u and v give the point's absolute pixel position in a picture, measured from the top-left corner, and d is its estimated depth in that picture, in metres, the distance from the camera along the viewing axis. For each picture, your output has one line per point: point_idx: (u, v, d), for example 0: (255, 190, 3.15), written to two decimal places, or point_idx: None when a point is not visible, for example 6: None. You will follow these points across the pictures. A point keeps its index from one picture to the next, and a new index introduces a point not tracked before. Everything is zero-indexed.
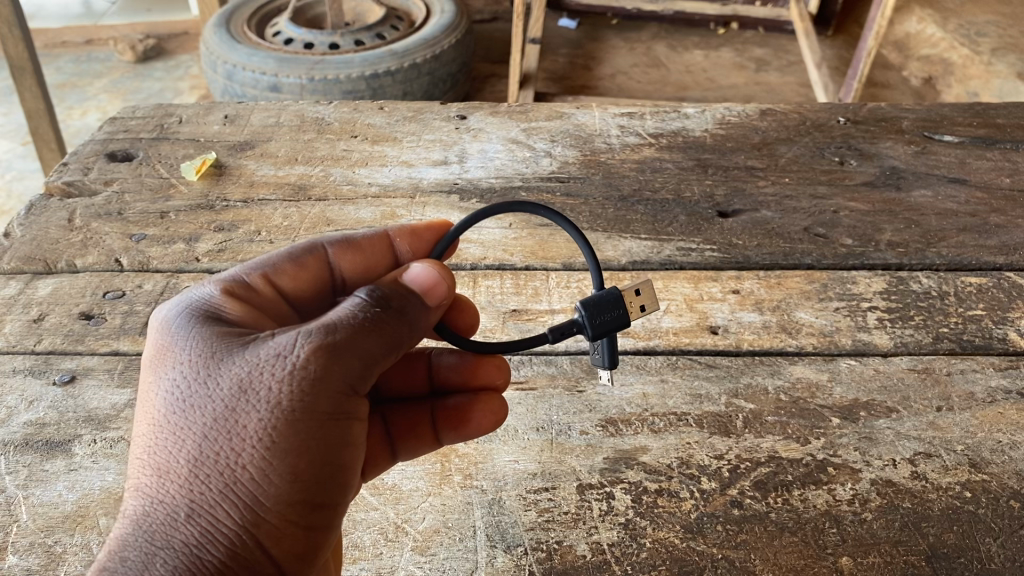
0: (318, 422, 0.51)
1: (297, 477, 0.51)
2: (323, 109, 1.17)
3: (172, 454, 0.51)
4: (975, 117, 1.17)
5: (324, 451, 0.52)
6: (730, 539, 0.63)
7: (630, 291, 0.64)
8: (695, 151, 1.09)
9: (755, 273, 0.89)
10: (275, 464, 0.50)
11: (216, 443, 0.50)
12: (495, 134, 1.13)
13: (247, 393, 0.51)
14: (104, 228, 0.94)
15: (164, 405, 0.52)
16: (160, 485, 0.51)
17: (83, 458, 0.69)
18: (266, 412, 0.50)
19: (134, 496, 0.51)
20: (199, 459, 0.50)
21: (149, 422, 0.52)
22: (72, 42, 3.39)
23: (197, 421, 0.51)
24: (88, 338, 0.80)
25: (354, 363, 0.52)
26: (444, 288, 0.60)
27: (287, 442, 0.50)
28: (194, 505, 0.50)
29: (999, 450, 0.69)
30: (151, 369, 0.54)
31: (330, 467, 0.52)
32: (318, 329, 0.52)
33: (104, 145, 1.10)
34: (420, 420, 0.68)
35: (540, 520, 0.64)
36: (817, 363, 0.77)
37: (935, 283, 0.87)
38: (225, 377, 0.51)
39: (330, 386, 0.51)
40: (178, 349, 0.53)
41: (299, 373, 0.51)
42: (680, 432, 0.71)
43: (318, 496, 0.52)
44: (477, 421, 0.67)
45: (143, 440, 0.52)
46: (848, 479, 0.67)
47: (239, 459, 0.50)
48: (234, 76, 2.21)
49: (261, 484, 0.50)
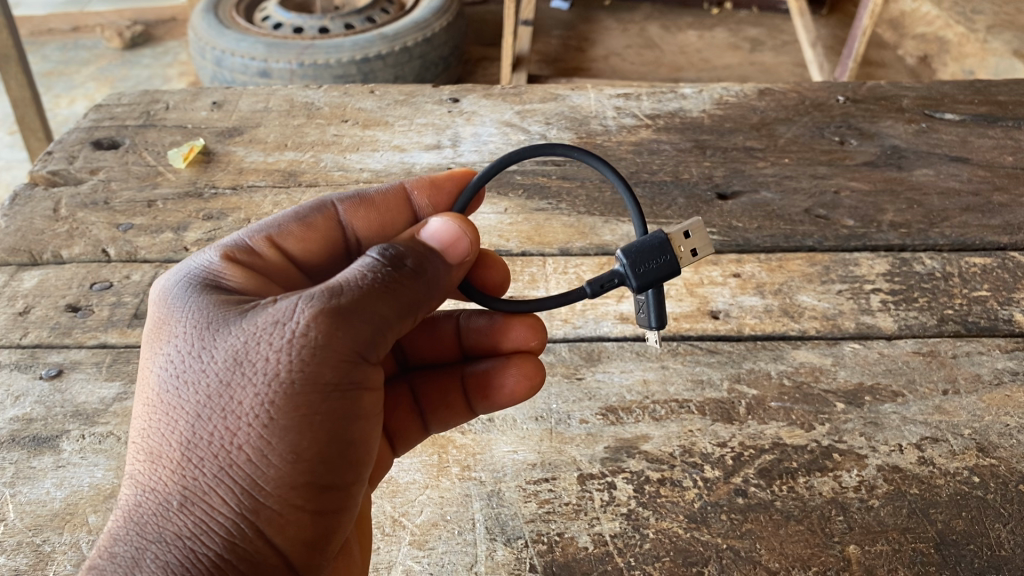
0: (322, 394, 0.50)
1: (298, 457, 0.49)
2: (313, 93, 1.15)
3: (165, 438, 0.50)
4: (976, 95, 1.15)
5: (329, 427, 0.50)
6: (735, 529, 0.61)
7: (681, 235, 0.61)
8: (693, 133, 1.07)
9: (756, 256, 0.87)
10: (275, 442, 0.49)
11: (210, 423, 0.49)
12: (489, 117, 1.11)
13: (242, 367, 0.49)
14: (90, 218, 0.92)
15: (159, 383, 0.51)
16: (153, 472, 0.49)
17: (71, 454, 0.67)
18: (262, 387, 0.49)
19: (130, 485, 0.50)
20: (193, 442, 0.49)
21: (145, 402, 0.51)
22: (57, 29, 3.35)
23: (190, 399, 0.50)
24: (74, 331, 0.78)
25: (361, 328, 0.51)
26: (466, 243, 0.57)
27: (286, 419, 0.49)
28: (188, 492, 0.49)
29: (1007, 434, 0.68)
30: (150, 345, 0.53)
31: (336, 443, 0.51)
32: (322, 293, 0.51)
33: (89, 133, 1.08)
34: (453, 394, 0.68)
35: (541, 512, 0.63)
36: (820, 347, 0.76)
37: (938, 264, 0.85)
38: (221, 350, 0.50)
39: (335, 353, 0.50)
40: (174, 322, 0.52)
41: (300, 340, 0.49)
42: (682, 420, 0.69)
43: (325, 477, 0.51)
44: (511, 392, 0.66)
45: (141, 421, 0.51)
46: (854, 465, 0.65)
47: (234, 440, 0.49)
48: (223, 62, 2.17)
49: (259, 466, 0.49)
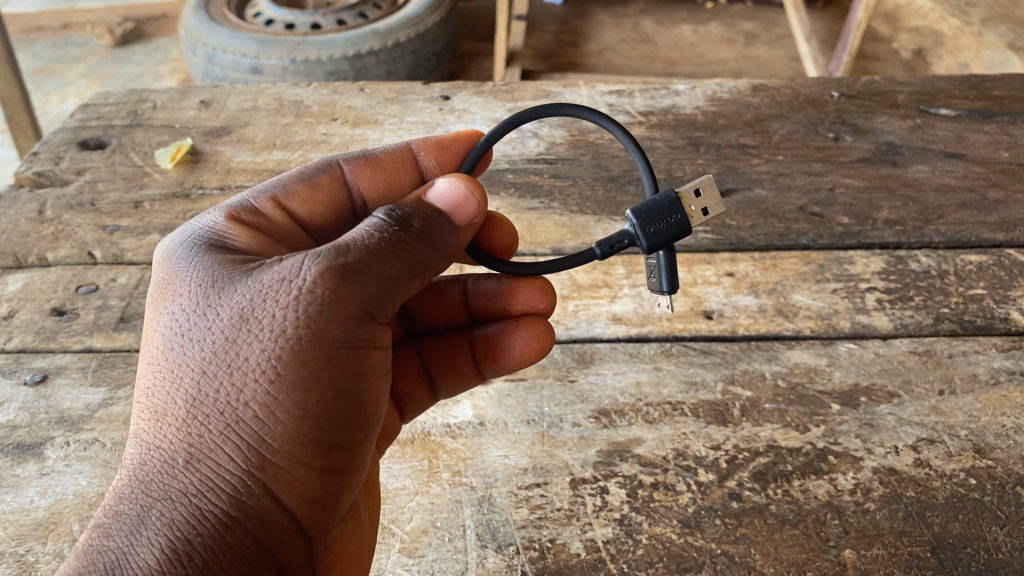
0: (327, 351, 0.50)
1: (306, 414, 0.49)
2: (302, 91, 1.13)
3: (170, 396, 0.49)
4: (971, 90, 1.14)
5: (336, 384, 0.50)
6: (729, 534, 0.60)
7: (691, 193, 0.61)
8: (686, 129, 1.06)
9: (750, 255, 0.86)
10: (283, 397, 0.48)
11: (215, 379, 0.48)
12: (480, 114, 1.09)
13: (248, 324, 0.49)
14: (76, 220, 0.91)
15: (163, 341, 0.50)
16: (158, 430, 0.48)
17: (55, 462, 0.66)
18: (269, 342, 0.48)
19: (132, 444, 0.49)
20: (199, 398, 0.48)
21: (149, 362, 0.51)
22: (47, 27, 3.32)
23: (195, 356, 0.49)
24: (59, 336, 0.77)
25: (368, 286, 0.51)
26: (474, 205, 0.58)
27: (294, 375, 0.48)
28: (193, 448, 0.48)
29: (1004, 435, 0.67)
30: (153, 306, 0.52)
31: (344, 401, 0.50)
32: (329, 251, 0.51)
33: (76, 133, 1.07)
34: (462, 358, 0.69)
35: (532, 517, 0.62)
36: (814, 348, 0.75)
37: (934, 262, 0.85)
38: (226, 307, 0.50)
39: (342, 309, 0.50)
40: (179, 282, 0.52)
41: (307, 296, 0.49)
42: (675, 422, 0.68)
43: (332, 436, 0.50)
44: (521, 354, 0.67)
45: (144, 382, 0.50)
46: (849, 468, 0.65)
47: (241, 395, 0.48)
48: (214, 58, 2.15)
49: (267, 422, 0.48)
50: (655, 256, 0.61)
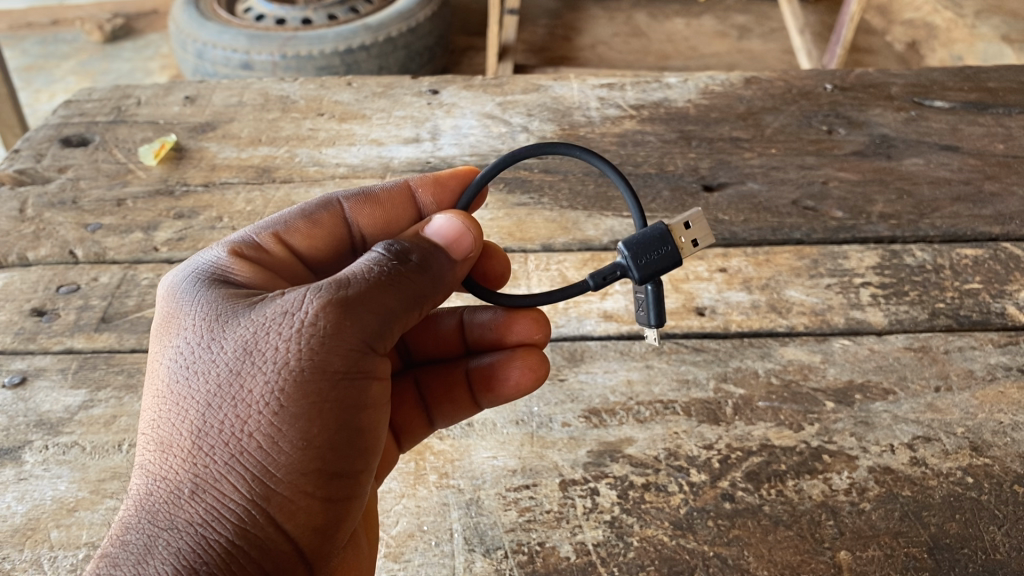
0: (330, 382, 0.49)
1: (310, 444, 0.48)
2: (288, 86, 1.12)
3: (174, 427, 0.48)
4: (965, 81, 1.13)
5: (340, 415, 0.49)
6: (722, 536, 0.59)
7: (679, 226, 0.59)
8: (678, 123, 1.05)
9: (743, 250, 0.85)
10: (286, 428, 0.47)
11: (219, 410, 0.47)
12: (469, 109, 1.08)
13: (252, 355, 0.48)
14: (58, 218, 0.89)
15: (168, 373, 0.50)
16: (162, 461, 0.47)
17: (33, 467, 0.65)
18: (272, 373, 0.48)
19: (138, 476, 0.48)
20: (203, 430, 0.47)
21: (154, 394, 0.50)
22: (36, 23, 3.30)
23: (200, 388, 0.48)
24: (39, 336, 0.76)
25: (370, 318, 0.50)
26: (470, 240, 0.57)
27: (298, 406, 0.47)
28: (199, 479, 0.47)
29: (1001, 432, 0.66)
30: (158, 339, 0.52)
31: (347, 432, 0.49)
32: (330, 285, 0.50)
33: (58, 130, 1.05)
34: (458, 387, 0.66)
35: (521, 520, 0.61)
36: (808, 344, 0.74)
37: (929, 256, 0.83)
38: (230, 340, 0.49)
39: (344, 341, 0.49)
40: (184, 315, 0.52)
41: (310, 329, 0.48)
42: (667, 422, 0.67)
43: (336, 466, 0.49)
44: (516, 383, 0.64)
45: (149, 414, 0.50)
46: (844, 467, 0.63)
47: (245, 427, 0.47)
48: (204, 54, 2.13)
49: (271, 452, 0.47)
50: (643, 289, 0.59)
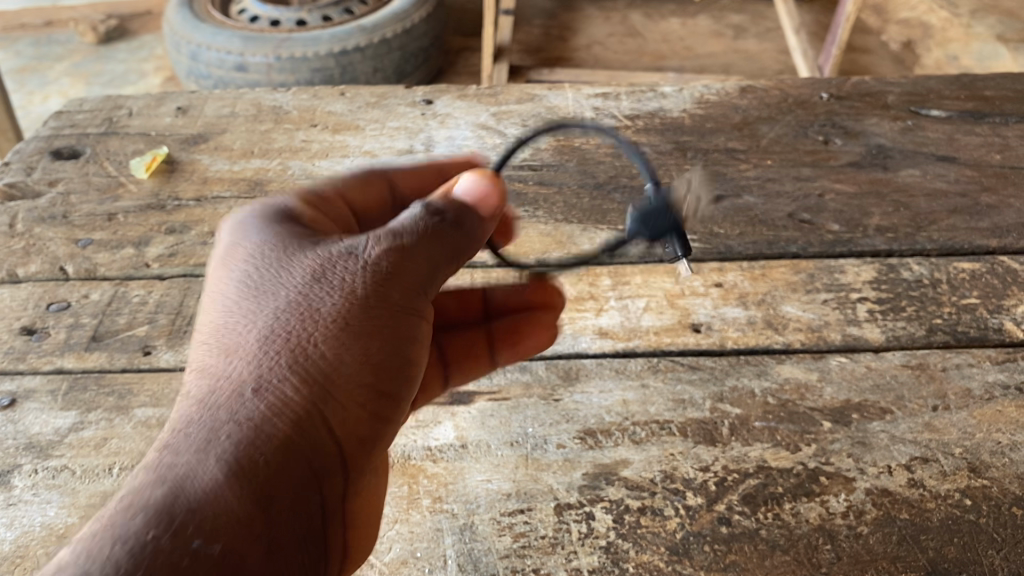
0: (382, 309, 0.54)
1: (366, 362, 0.53)
2: (281, 96, 1.11)
3: (240, 338, 0.51)
4: (962, 90, 1.12)
5: (392, 343, 0.54)
6: (718, 561, 0.59)
7: (676, 198, 0.66)
8: (673, 134, 1.04)
9: (739, 264, 0.84)
10: (345, 344, 0.52)
11: (287, 319, 0.52)
12: (463, 119, 1.07)
13: (321, 281, 0.53)
14: (48, 233, 0.89)
15: (235, 294, 0.53)
16: (225, 365, 0.50)
17: (22, 491, 0.64)
18: (340, 298, 0.53)
19: (195, 379, 0.50)
20: (270, 339, 0.51)
21: (215, 314, 0.53)
22: (29, 24, 3.28)
23: (268, 303, 0.52)
24: (28, 356, 0.75)
25: (425, 262, 0.55)
26: (495, 199, 0.60)
27: (359, 328, 0.53)
28: (264, 373, 0.50)
29: (999, 452, 0.65)
30: (221, 267, 0.56)
31: (396, 361, 0.55)
32: (390, 232, 0.56)
33: (49, 142, 1.04)
34: (477, 347, 0.73)
35: (515, 546, 0.60)
36: (805, 362, 0.73)
37: (926, 270, 0.83)
38: (301, 268, 0.54)
39: (404, 276, 0.54)
40: (251, 246, 0.56)
41: (375, 264, 0.54)
42: (663, 443, 0.67)
43: (378, 385, 0.54)
44: (531, 336, 0.72)
45: (209, 330, 0.52)
46: (841, 490, 0.63)
47: (311, 339, 0.51)
48: (199, 56, 2.12)
49: (332, 361, 0.51)
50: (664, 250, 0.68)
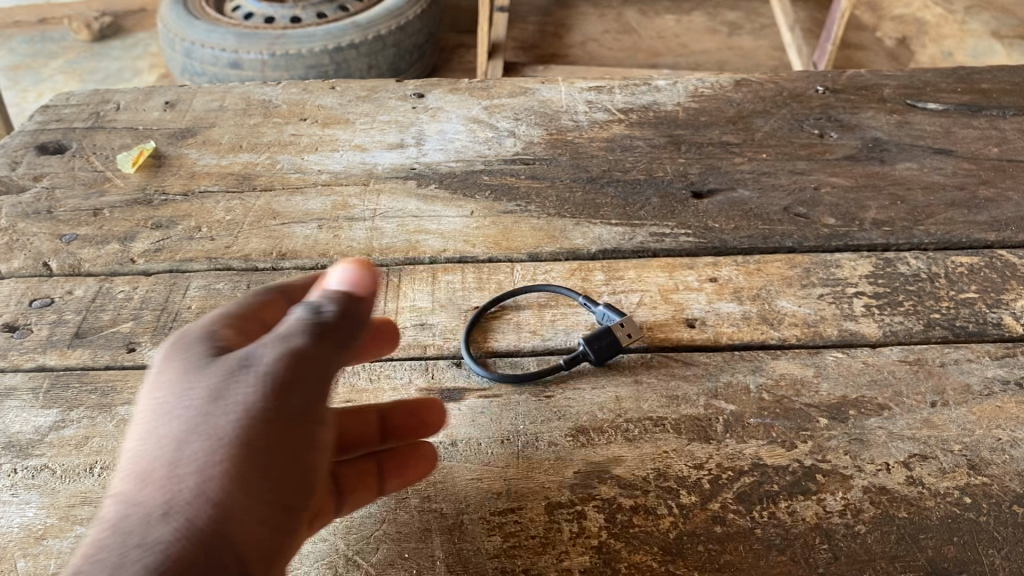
0: (287, 420, 0.44)
1: (269, 476, 0.42)
2: (270, 90, 1.10)
3: (148, 467, 0.41)
4: (959, 82, 1.11)
5: (291, 455, 0.43)
6: (713, 561, 0.57)
7: (617, 325, 0.72)
8: (667, 127, 1.03)
9: (734, 259, 0.83)
10: (247, 483, 0.41)
11: (197, 438, 0.42)
12: (455, 113, 1.06)
13: (218, 400, 0.43)
14: (32, 229, 0.87)
15: (137, 440, 0.43)
16: (136, 495, 0.40)
17: (1, 492, 0.62)
18: (239, 409, 0.43)
19: (102, 516, 0.40)
20: (178, 460, 0.41)
21: (124, 460, 0.43)
22: (22, 21, 3.26)
23: (172, 424, 0.43)
24: (10, 353, 0.73)
25: (314, 372, 0.45)
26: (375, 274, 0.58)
27: (264, 439, 0.42)
28: (167, 503, 0.39)
29: (999, 449, 0.64)
30: (126, 431, 0.44)
31: (299, 476, 0.44)
32: (277, 338, 0.46)
33: (34, 136, 1.02)
34: (368, 467, 0.62)
35: (505, 546, 0.59)
36: (801, 357, 0.72)
37: (923, 264, 0.82)
38: (196, 392, 0.44)
39: (302, 382, 0.45)
40: (155, 396, 0.45)
41: (269, 372, 0.44)
42: (656, 440, 0.65)
43: (289, 501, 0.43)
44: (416, 459, 0.61)
45: (118, 475, 0.42)
46: (838, 487, 0.62)
47: (218, 451, 0.41)
48: (192, 53, 2.10)
49: (237, 482, 0.41)
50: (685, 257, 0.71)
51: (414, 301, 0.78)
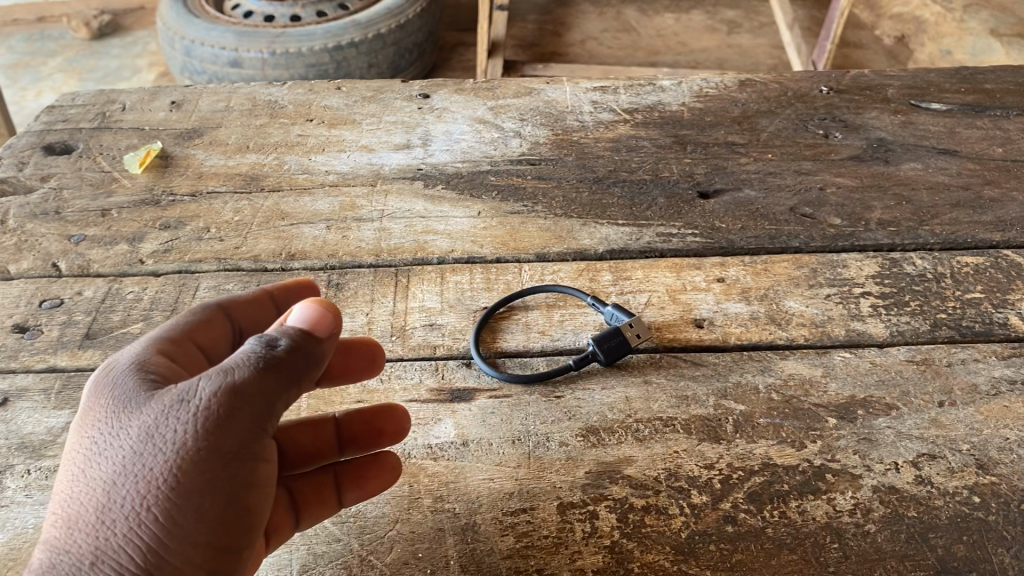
0: (219, 461, 0.45)
1: (202, 519, 0.44)
2: (276, 91, 1.10)
3: (83, 502, 0.45)
4: (962, 83, 1.12)
5: (228, 493, 0.45)
6: (724, 561, 0.58)
7: (626, 325, 0.72)
8: (672, 128, 1.03)
9: (741, 259, 0.83)
10: (176, 531, 0.44)
11: (126, 482, 0.44)
12: (461, 113, 1.06)
13: (153, 438, 0.44)
14: (40, 230, 0.87)
15: (83, 461, 0.46)
16: (70, 536, 0.44)
17: (15, 493, 0.63)
18: (171, 453, 0.44)
19: (42, 551, 0.45)
20: (108, 504, 0.44)
21: (68, 477, 0.46)
22: (21, 20, 3.26)
23: (106, 467, 0.45)
24: (21, 354, 0.74)
25: (254, 408, 0.45)
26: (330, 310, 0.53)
27: (192, 485, 0.44)
28: (99, 551, 0.43)
29: (1006, 449, 0.65)
30: (76, 434, 0.47)
31: (237, 510, 0.46)
32: (219, 370, 0.46)
33: (40, 137, 1.02)
34: (324, 480, 0.61)
35: (518, 546, 0.59)
36: (809, 357, 0.73)
37: (929, 264, 0.82)
38: (134, 426, 0.45)
39: (239, 423, 0.45)
40: (100, 410, 0.47)
41: (204, 413, 0.45)
42: (667, 440, 0.66)
43: (226, 538, 0.45)
44: (376, 472, 0.60)
45: (62, 493, 0.46)
46: (848, 487, 0.62)
47: (144, 501, 0.44)
48: (193, 52, 2.10)
49: (168, 529, 0.43)
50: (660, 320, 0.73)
51: (423, 301, 0.78)
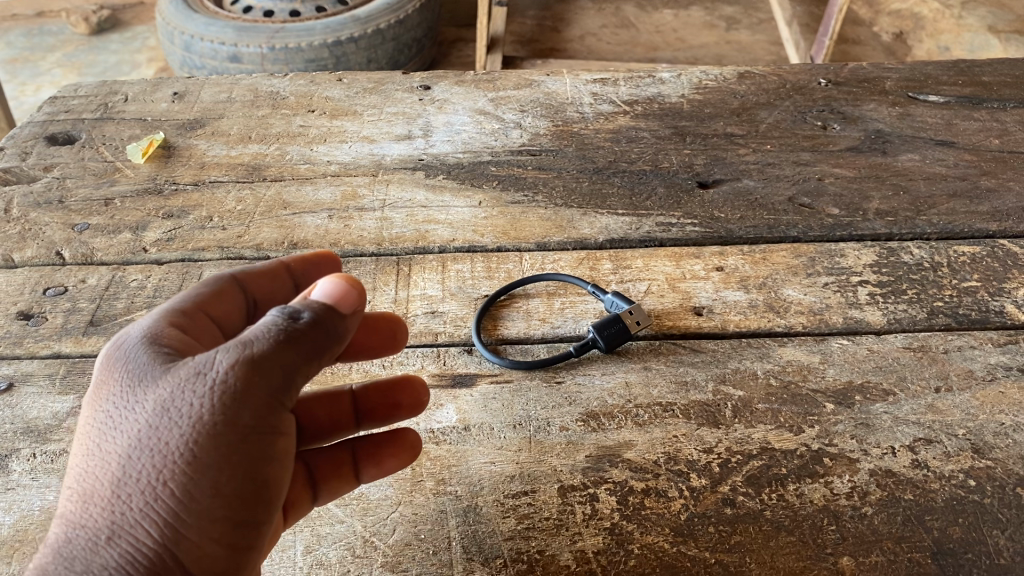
0: (235, 437, 0.45)
1: (218, 494, 0.44)
2: (277, 82, 1.10)
3: (98, 477, 0.45)
4: (960, 75, 1.12)
5: (245, 467, 0.45)
6: (723, 542, 0.58)
7: (626, 312, 0.73)
8: (672, 119, 1.04)
9: (739, 248, 0.84)
10: (192, 506, 0.44)
11: (141, 457, 0.44)
12: (461, 105, 1.07)
13: (168, 412, 0.44)
14: (44, 218, 0.88)
15: (99, 434, 0.46)
16: (86, 511, 0.45)
17: (21, 476, 0.63)
18: (187, 427, 0.44)
19: (59, 526, 0.45)
20: (123, 479, 0.44)
21: (84, 451, 0.47)
22: (21, 15, 3.26)
23: (120, 441, 0.45)
24: (26, 340, 0.74)
25: (272, 382, 0.45)
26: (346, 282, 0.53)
27: (209, 460, 0.44)
28: (115, 526, 0.44)
29: (1002, 434, 0.65)
30: (91, 406, 0.47)
31: (255, 486, 0.45)
32: (237, 343, 0.45)
33: (43, 127, 1.03)
34: (342, 455, 0.60)
35: (520, 528, 0.60)
36: (807, 345, 0.73)
37: (926, 254, 0.83)
38: (149, 400, 0.45)
39: (256, 397, 0.45)
40: (115, 382, 0.47)
41: (220, 387, 0.44)
42: (666, 425, 0.66)
43: (243, 512, 0.45)
44: (395, 451, 0.60)
45: (78, 467, 0.46)
46: (845, 470, 0.63)
47: (160, 476, 0.44)
48: (192, 47, 2.09)
49: (184, 503, 0.43)
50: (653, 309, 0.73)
51: (424, 290, 0.79)
